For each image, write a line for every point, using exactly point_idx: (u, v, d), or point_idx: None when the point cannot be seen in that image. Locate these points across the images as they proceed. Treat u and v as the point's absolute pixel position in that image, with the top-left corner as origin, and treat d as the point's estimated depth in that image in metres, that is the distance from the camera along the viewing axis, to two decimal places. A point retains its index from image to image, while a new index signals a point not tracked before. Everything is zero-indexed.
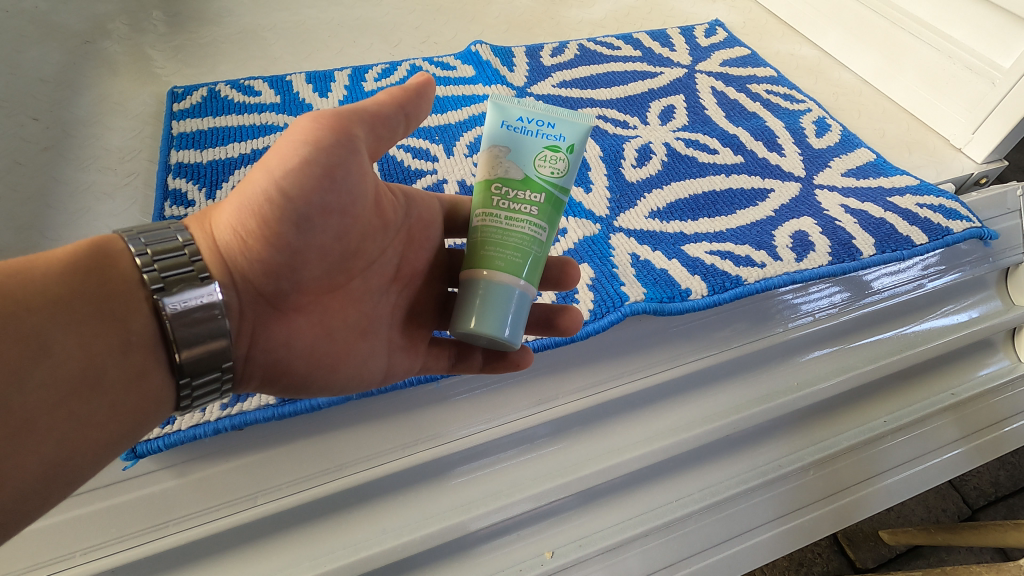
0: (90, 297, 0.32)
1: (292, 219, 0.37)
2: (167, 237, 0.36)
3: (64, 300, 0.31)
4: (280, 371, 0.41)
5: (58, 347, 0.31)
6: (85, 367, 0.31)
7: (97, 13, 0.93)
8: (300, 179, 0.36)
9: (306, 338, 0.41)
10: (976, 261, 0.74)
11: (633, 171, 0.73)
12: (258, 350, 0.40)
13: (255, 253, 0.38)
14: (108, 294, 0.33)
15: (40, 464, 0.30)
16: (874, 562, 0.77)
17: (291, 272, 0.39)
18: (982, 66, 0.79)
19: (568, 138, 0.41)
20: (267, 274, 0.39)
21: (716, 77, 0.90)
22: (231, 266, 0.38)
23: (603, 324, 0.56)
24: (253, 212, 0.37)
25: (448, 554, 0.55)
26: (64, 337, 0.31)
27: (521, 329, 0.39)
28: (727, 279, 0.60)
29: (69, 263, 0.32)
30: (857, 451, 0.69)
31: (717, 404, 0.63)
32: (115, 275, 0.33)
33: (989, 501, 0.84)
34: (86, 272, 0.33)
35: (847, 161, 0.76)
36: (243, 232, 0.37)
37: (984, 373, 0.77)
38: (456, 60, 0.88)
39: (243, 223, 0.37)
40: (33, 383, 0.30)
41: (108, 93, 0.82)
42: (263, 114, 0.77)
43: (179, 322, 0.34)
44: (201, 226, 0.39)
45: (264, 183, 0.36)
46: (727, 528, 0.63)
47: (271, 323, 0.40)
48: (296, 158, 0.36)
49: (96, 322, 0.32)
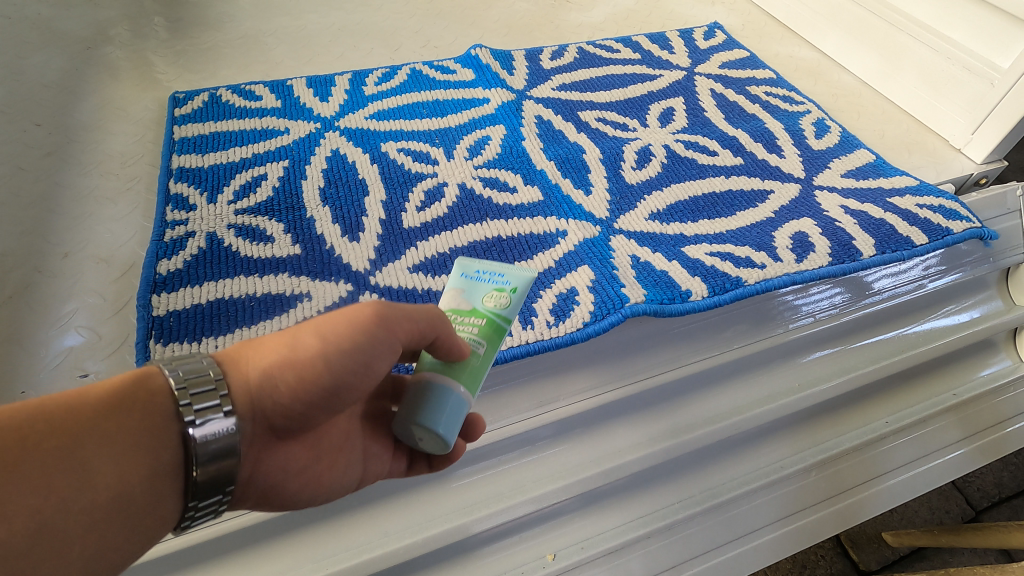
0: (130, 427, 0.29)
1: (346, 385, 0.35)
2: (198, 359, 0.32)
3: (102, 431, 0.28)
4: (276, 495, 0.37)
5: (91, 481, 0.28)
6: (114, 500, 0.28)
7: (99, 19, 0.94)
8: (373, 355, 0.34)
9: (308, 464, 0.38)
10: (977, 261, 0.74)
11: (633, 173, 0.73)
12: (260, 473, 0.36)
13: (291, 400, 0.34)
14: (147, 423, 0.30)
15: None
16: (878, 564, 0.77)
17: (323, 416, 0.36)
18: (981, 66, 0.79)
19: (516, 281, 0.37)
20: (297, 417, 0.35)
21: (715, 80, 0.90)
22: (259, 406, 0.34)
23: (603, 326, 0.55)
24: (306, 368, 0.34)
25: (451, 556, 0.55)
26: (98, 469, 0.28)
27: (456, 431, 0.34)
28: (727, 280, 0.60)
29: (115, 391, 0.30)
30: (860, 452, 0.69)
31: (718, 406, 0.63)
32: (156, 401, 0.30)
33: (993, 503, 0.84)
34: (129, 402, 0.30)
35: (847, 162, 0.77)
36: (284, 380, 0.34)
37: (986, 373, 0.76)
38: (455, 65, 0.89)
39: (286, 371, 0.34)
40: (59, 518, 0.27)
41: (111, 99, 0.82)
42: (264, 119, 0.77)
43: (209, 443, 0.30)
44: (228, 357, 0.35)
45: (327, 346, 0.34)
46: (730, 530, 0.63)
47: (282, 454, 0.36)
48: (372, 338, 0.34)
49: (133, 453, 0.29)
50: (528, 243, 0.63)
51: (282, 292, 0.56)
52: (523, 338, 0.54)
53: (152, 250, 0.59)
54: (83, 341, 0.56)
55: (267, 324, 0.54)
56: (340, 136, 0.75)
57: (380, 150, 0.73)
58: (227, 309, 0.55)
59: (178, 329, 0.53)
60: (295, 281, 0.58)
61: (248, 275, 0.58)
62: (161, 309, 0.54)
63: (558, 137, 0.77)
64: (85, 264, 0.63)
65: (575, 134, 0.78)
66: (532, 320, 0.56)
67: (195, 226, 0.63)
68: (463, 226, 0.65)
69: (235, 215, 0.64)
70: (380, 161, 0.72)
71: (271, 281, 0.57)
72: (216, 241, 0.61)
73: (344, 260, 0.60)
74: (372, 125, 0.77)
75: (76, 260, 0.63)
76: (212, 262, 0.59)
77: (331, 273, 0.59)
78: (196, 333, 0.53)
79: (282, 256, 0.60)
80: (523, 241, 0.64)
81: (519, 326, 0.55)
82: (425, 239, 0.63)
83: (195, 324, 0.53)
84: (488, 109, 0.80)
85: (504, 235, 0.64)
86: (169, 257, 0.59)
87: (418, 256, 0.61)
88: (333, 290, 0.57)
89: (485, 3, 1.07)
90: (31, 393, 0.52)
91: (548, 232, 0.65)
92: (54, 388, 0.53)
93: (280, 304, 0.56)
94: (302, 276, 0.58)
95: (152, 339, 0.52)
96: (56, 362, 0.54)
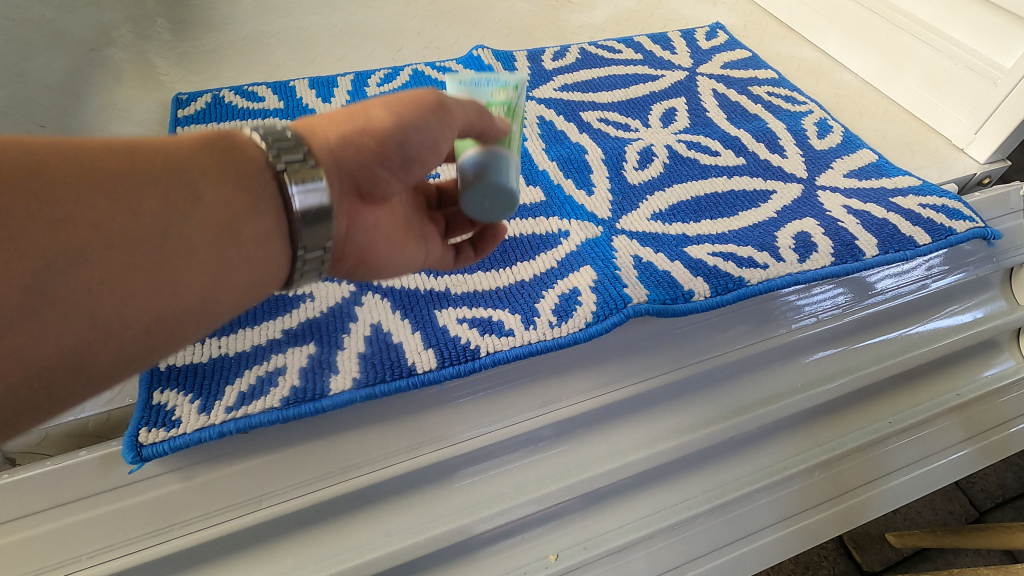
0: (217, 168, 0.31)
1: (410, 163, 0.38)
2: (278, 130, 0.34)
3: (188, 168, 0.30)
4: (367, 258, 0.41)
5: (194, 206, 0.29)
6: (212, 223, 0.30)
7: (101, 21, 0.94)
8: (433, 130, 0.37)
9: (388, 229, 0.41)
10: (980, 261, 0.74)
11: (635, 174, 0.73)
12: (357, 232, 0.39)
13: (367, 161, 0.37)
14: (240, 172, 0.32)
15: (145, 315, 0.28)
16: (881, 565, 0.76)
17: (398, 178, 0.39)
18: (983, 66, 0.79)
19: (512, 80, 0.46)
20: (372, 177, 0.38)
21: (717, 80, 0.90)
22: (341, 168, 0.36)
23: (605, 326, 0.55)
24: (376, 143, 0.37)
25: (454, 555, 0.55)
26: (205, 197, 0.30)
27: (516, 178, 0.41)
28: (729, 280, 0.60)
29: (203, 142, 0.31)
30: (862, 453, 0.69)
31: (721, 406, 0.63)
32: (246, 153, 0.33)
33: (997, 504, 0.83)
34: (212, 149, 0.31)
35: (849, 162, 0.76)
36: (360, 150, 0.37)
37: (990, 373, 0.76)
38: (457, 66, 0.89)
39: (359, 145, 0.36)
40: (167, 225, 0.28)
41: (114, 100, 0.83)
42: (267, 120, 0.77)
43: (309, 220, 0.33)
44: (303, 127, 0.37)
45: (388, 118, 0.37)
46: (732, 531, 0.63)
47: (364, 213, 0.39)
48: (428, 111, 0.37)
49: (230, 191, 0.31)
50: (530, 243, 0.63)
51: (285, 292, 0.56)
52: (525, 338, 0.54)
53: None
54: None
55: (270, 324, 0.54)
56: None
57: None
58: None
59: None
60: None
61: None
62: None
63: (560, 138, 0.77)
64: None
65: (577, 135, 0.78)
66: (534, 320, 0.55)
67: None
68: None
69: None
70: None
71: None
72: None
73: None
74: None
75: None
76: None
77: None
78: None
79: None
80: (525, 242, 0.63)
81: (521, 327, 0.55)
82: None
83: None
84: None
85: (506, 236, 0.64)
86: None
87: None
88: (336, 290, 0.57)
89: (487, 4, 1.07)
90: None
91: (550, 233, 0.65)
92: None
93: (283, 304, 0.55)
94: None
95: None
96: None
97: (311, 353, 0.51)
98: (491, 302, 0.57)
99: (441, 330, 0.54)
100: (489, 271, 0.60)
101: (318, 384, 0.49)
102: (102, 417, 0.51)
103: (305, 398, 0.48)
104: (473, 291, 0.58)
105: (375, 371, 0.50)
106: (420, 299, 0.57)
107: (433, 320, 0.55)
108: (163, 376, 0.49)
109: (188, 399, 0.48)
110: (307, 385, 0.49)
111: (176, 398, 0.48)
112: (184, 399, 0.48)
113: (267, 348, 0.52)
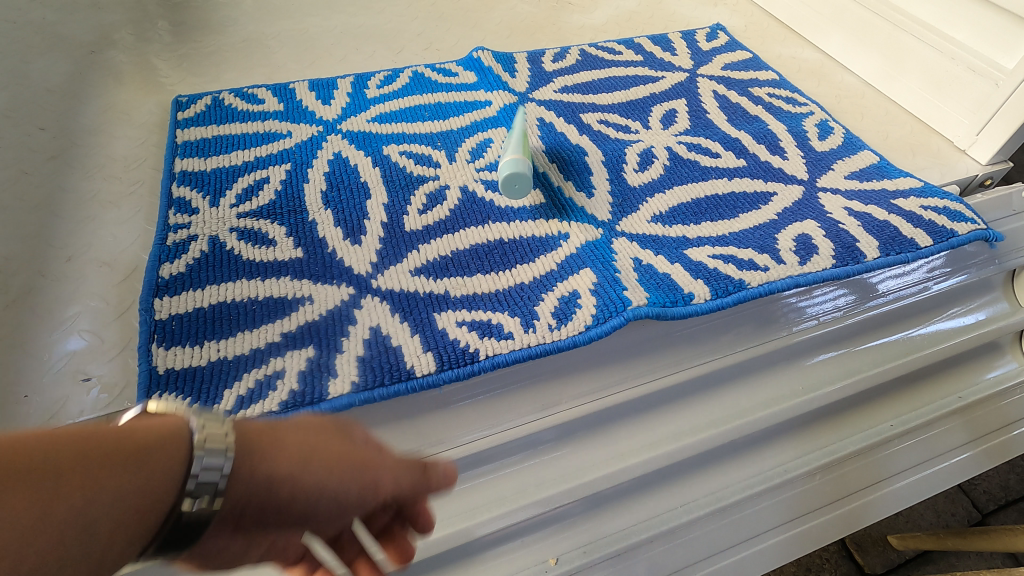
0: (167, 458, 0.25)
1: (329, 460, 0.30)
2: None
3: (140, 453, 0.25)
4: (248, 519, 0.29)
5: (133, 496, 0.24)
6: (138, 516, 0.24)
7: (102, 24, 0.94)
8: (355, 476, 0.31)
9: (335, 495, 0.31)
10: (983, 263, 0.73)
11: (635, 176, 0.73)
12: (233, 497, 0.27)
13: (299, 478, 0.29)
14: (170, 480, 0.25)
15: (89, 521, 0.23)
16: (883, 567, 0.76)
17: (319, 489, 0.30)
18: (985, 67, 0.79)
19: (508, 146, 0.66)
20: (298, 456, 0.29)
21: (718, 81, 0.90)
22: (271, 457, 0.29)
23: (605, 329, 0.55)
24: (308, 442, 0.30)
25: (453, 560, 0.54)
26: (158, 489, 0.25)
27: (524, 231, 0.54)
28: (730, 283, 0.60)
29: (165, 440, 0.26)
30: (864, 456, 0.69)
31: (721, 409, 0.63)
32: (170, 452, 0.25)
33: (1000, 506, 0.83)
34: (160, 449, 0.25)
35: (851, 164, 0.76)
36: (302, 448, 0.30)
37: (992, 376, 0.76)
38: (457, 68, 0.89)
39: (304, 434, 0.30)
40: (82, 533, 0.23)
41: (114, 102, 0.83)
42: (267, 122, 0.77)
43: None
44: (245, 430, 0.29)
45: (278, 464, 0.28)
46: (733, 535, 0.63)
47: (291, 478, 0.29)
48: (336, 471, 0.30)
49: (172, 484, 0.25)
50: (530, 246, 0.63)
51: (284, 295, 0.56)
52: (524, 341, 0.54)
53: (155, 253, 0.59)
54: (86, 345, 0.56)
55: (269, 328, 0.54)
56: (342, 139, 0.76)
57: (382, 153, 0.74)
58: (229, 313, 0.55)
59: (181, 333, 0.53)
60: (297, 284, 0.57)
61: (251, 278, 0.58)
62: (163, 312, 0.54)
63: (560, 140, 0.77)
64: (88, 269, 0.63)
65: (577, 137, 0.78)
66: (533, 323, 0.55)
67: (198, 229, 0.63)
68: (465, 229, 0.65)
69: (237, 219, 0.64)
70: (382, 164, 0.72)
71: (273, 284, 0.57)
72: (219, 244, 0.61)
73: (346, 263, 0.60)
74: (374, 128, 0.77)
75: (78, 264, 0.63)
76: (214, 265, 0.59)
77: (333, 276, 0.59)
78: (198, 337, 0.53)
79: (284, 259, 0.60)
80: (525, 244, 0.63)
81: (520, 330, 0.55)
82: (426, 243, 0.63)
83: (198, 328, 0.53)
84: (490, 112, 0.80)
85: (506, 238, 0.64)
86: (171, 261, 0.59)
87: (420, 259, 0.61)
88: (335, 293, 0.57)
89: (487, 5, 1.07)
90: (34, 397, 0.52)
91: (550, 235, 0.64)
92: (57, 392, 0.53)
93: (282, 307, 0.55)
94: (304, 280, 0.58)
95: (154, 343, 0.52)
96: (59, 366, 0.54)
97: (310, 356, 0.51)
98: (491, 305, 0.57)
99: (440, 333, 0.54)
100: (489, 274, 0.60)
101: (316, 388, 0.49)
102: (101, 420, 0.51)
103: (303, 401, 0.48)
104: (473, 294, 0.58)
105: (374, 375, 0.50)
106: (419, 301, 0.57)
107: (433, 323, 0.55)
108: (162, 380, 0.49)
109: (187, 403, 0.48)
110: (305, 388, 0.49)
111: (175, 402, 0.48)
112: (183, 403, 0.48)
113: (266, 351, 0.52)
